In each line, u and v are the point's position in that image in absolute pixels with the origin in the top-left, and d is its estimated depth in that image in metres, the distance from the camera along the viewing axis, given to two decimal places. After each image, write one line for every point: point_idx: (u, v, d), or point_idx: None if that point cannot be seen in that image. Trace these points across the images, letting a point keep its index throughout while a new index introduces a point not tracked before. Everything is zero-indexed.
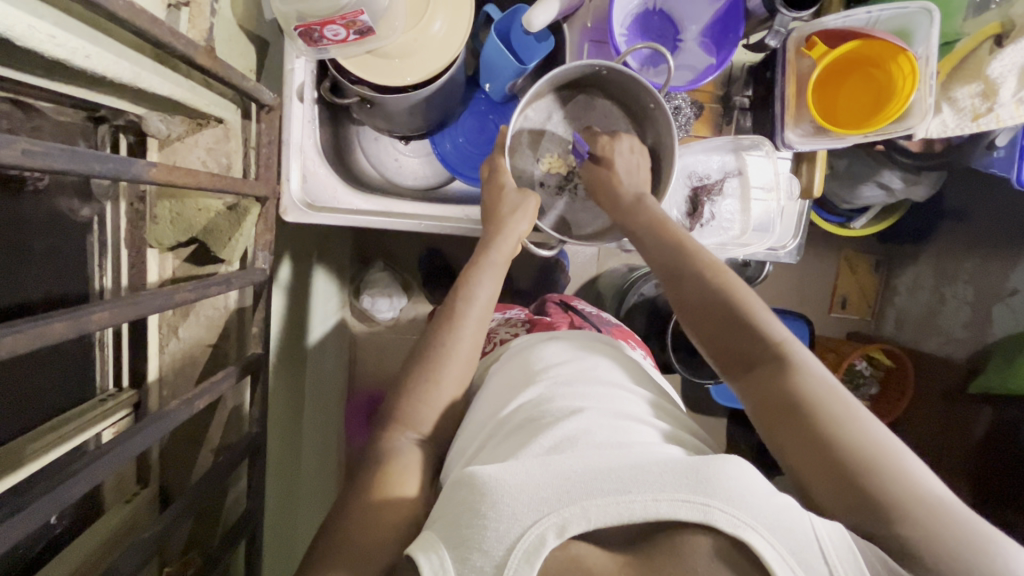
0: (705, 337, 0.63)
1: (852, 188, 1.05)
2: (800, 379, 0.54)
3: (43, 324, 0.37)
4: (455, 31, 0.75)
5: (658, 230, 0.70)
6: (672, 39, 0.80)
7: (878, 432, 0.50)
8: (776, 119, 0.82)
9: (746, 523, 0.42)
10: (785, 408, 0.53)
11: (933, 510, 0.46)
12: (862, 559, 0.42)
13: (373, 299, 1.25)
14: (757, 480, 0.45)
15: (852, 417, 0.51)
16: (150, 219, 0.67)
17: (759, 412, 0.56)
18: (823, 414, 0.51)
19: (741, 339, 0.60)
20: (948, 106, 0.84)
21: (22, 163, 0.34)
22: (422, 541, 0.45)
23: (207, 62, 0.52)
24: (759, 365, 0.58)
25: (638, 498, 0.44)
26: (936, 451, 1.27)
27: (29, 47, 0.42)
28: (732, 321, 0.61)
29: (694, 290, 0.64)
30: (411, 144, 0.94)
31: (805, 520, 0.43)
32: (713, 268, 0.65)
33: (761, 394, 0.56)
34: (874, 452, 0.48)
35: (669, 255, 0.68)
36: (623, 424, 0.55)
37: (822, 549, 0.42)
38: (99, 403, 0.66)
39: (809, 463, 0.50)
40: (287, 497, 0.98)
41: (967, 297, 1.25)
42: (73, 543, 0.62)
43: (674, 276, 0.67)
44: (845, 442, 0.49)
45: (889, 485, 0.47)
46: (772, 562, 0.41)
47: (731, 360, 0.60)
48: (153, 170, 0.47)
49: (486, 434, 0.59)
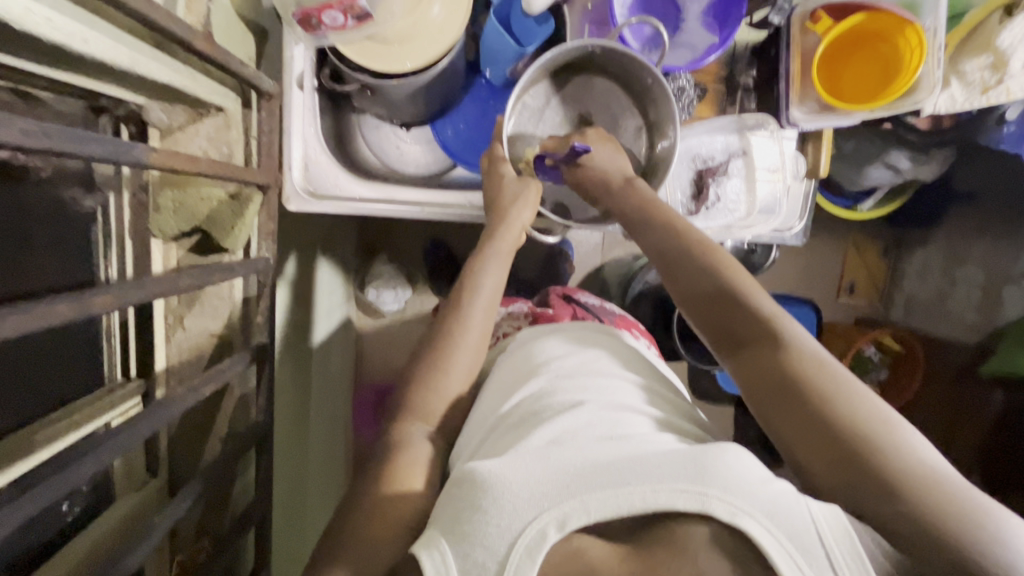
0: (700, 320, 0.63)
1: (858, 172, 1.03)
2: (788, 356, 0.54)
3: (47, 306, 0.37)
4: (454, 17, 0.75)
5: (649, 210, 0.70)
6: (675, 19, 0.78)
7: (870, 406, 0.49)
8: (781, 99, 0.81)
9: (743, 511, 0.41)
10: (777, 384, 0.53)
11: (927, 479, 0.44)
12: (859, 540, 0.40)
13: (378, 292, 1.26)
14: (754, 467, 0.45)
15: (844, 396, 0.50)
16: (153, 209, 0.67)
17: (754, 393, 0.56)
18: (813, 392, 0.51)
19: (733, 322, 0.60)
20: (956, 79, 0.82)
21: (20, 143, 0.34)
22: (424, 538, 0.45)
23: (205, 47, 0.52)
24: (753, 347, 0.57)
25: (637, 489, 0.44)
26: (948, 436, 1.26)
27: (27, 31, 0.41)
28: (724, 303, 0.61)
29: (687, 273, 0.65)
30: (413, 131, 0.93)
31: (793, 501, 0.42)
32: (712, 252, 0.64)
33: (754, 371, 0.56)
34: (863, 429, 0.47)
35: (660, 239, 0.68)
36: (623, 417, 0.54)
37: (819, 532, 0.40)
38: (107, 392, 0.66)
39: (802, 444, 0.50)
40: (295, 488, 0.99)
41: (977, 279, 1.24)
42: (83, 531, 0.62)
43: (667, 259, 0.67)
44: (834, 418, 0.49)
45: (881, 459, 0.46)
46: (772, 550, 0.40)
47: (726, 344, 0.60)
48: (154, 154, 0.46)
49: (488, 428, 0.58)
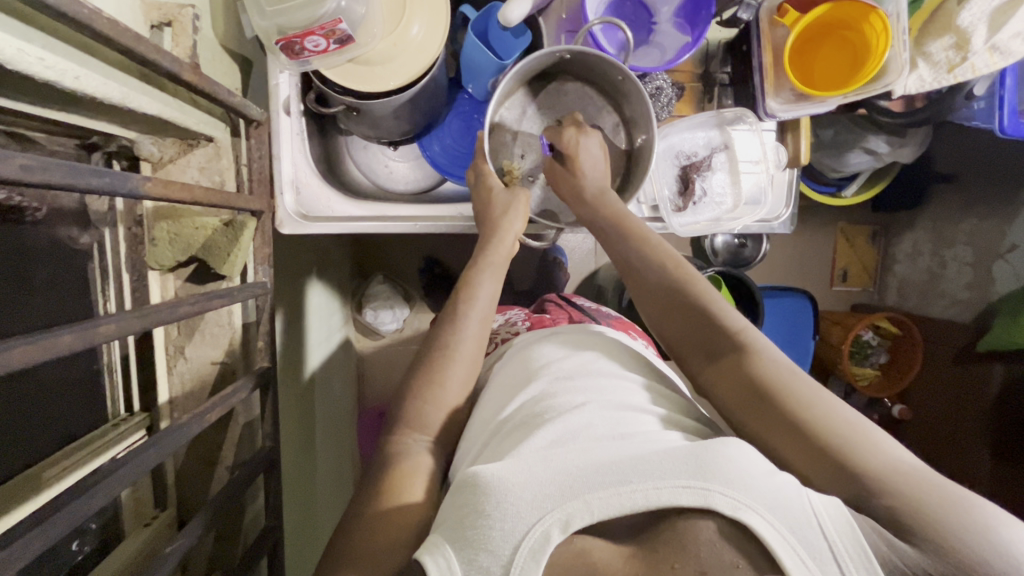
0: (666, 330, 0.63)
1: (839, 156, 1.07)
2: (756, 363, 0.54)
3: (52, 337, 0.38)
4: (434, 36, 0.76)
5: (619, 223, 0.71)
6: (647, 23, 0.81)
7: (844, 411, 0.50)
8: (756, 92, 0.83)
9: (745, 504, 0.40)
10: (749, 392, 0.53)
11: (913, 476, 0.45)
12: (861, 532, 0.40)
13: (376, 313, 1.26)
14: (758, 460, 0.45)
15: (814, 399, 0.51)
16: (149, 242, 0.68)
17: (727, 402, 0.56)
18: (786, 398, 0.51)
19: (702, 334, 0.60)
20: (923, 61, 0.85)
21: (21, 177, 0.34)
22: (427, 543, 0.44)
23: (193, 78, 0.53)
24: (725, 358, 0.57)
25: (639, 487, 0.43)
26: (952, 413, 1.27)
27: (21, 71, 0.43)
28: (688, 311, 0.62)
29: (657, 285, 0.65)
30: (399, 149, 0.96)
31: (793, 495, 0.42)
32: (674, 263, 0.66)
33: (725, 383, 0.56)
34: (844, 430, 0.48)
35: (631, 247, 0.69)
36: (625, 416, 0.55)
37: (819, 521, 0.40)
38: (112, 427, 0.66)
39: (782, 448, 0.50)
40: (305, 512, 0.98)
41: (966, 257, 1.26)
42: (95, 569, 0.62)
43: (636, 264, 0.68)
44: (808, 422, 0.49)
45: (863, 456, 0.46)
46: (774, 542, 0.39)
47: (696, 357, 0.60)
48: (149, 184, 0.47)
49: (487, 435, 0.58)
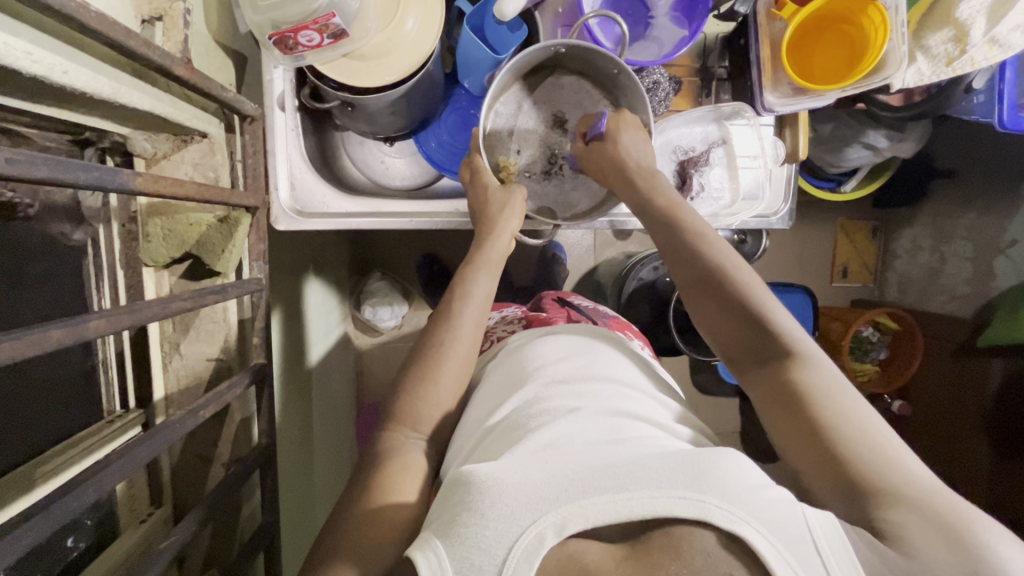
0: (711, 327, 0.63)
1: (838, 151, 1.06)
2: (801, 372, 0.55)
3: (40, 332, 0.37)
4: (429, 30, 0.76)
5: (670, 216, 0.69)
6: (644, 18, 0.81)
7: (877, 427, 0.50)
8: (755, 86, 0.82)
9: (741, 518, 0.40)
10: (786, 398, 0.54)
11: (926, 494, 0.46)
12: (852, 547, 0.41)
13: (374, 309, 1.26)
14: (751, 473, 0.45)
15: (849, 411, 0.51)
16: (142, 238, 0.67)
17: (763, 404, 0.57)
18: (821, 408, 0.52)
19: (750, 336, 0.60)
20: (921, 54, 0.84)
21: (5, 171, 0.34)
22: (418, 539, 0.44)
23: (184, 73, 0.53)
24: (769, 361, 0.58)
25: (635, 496, 0.42)
26: (952, 410, 1.26)
27: (7, 65, 0.42)
28: (733, 311, 0.61)
29: (702, 280, 0.64)
30: (396, 145, 0.95)
31: (786, 512, 0.41)
32: (724, 260, 0.64)
33: (764, 386, 0.57)
34: (868, 445, 0.49)
35: (668, 243, 0.68)
36: (620, 421, 0.54)
37: (815, 540, 0.41)
38: (107, 424, 0.66)
39: (803, 454, 0.51)
40: (302, 509, 0.98)
41: (967, 253, 1.25)
42: (90, 566, 0.62)
43: (680, 260, 0.67)
44: (836, 433, 0.50)
45: (880, 471, 0.47)
46: (768, 555, 0.39)
47: (740, 355, 0.61)
48: (138, 179, 0.46)
49: (476, 440, 0.58)
